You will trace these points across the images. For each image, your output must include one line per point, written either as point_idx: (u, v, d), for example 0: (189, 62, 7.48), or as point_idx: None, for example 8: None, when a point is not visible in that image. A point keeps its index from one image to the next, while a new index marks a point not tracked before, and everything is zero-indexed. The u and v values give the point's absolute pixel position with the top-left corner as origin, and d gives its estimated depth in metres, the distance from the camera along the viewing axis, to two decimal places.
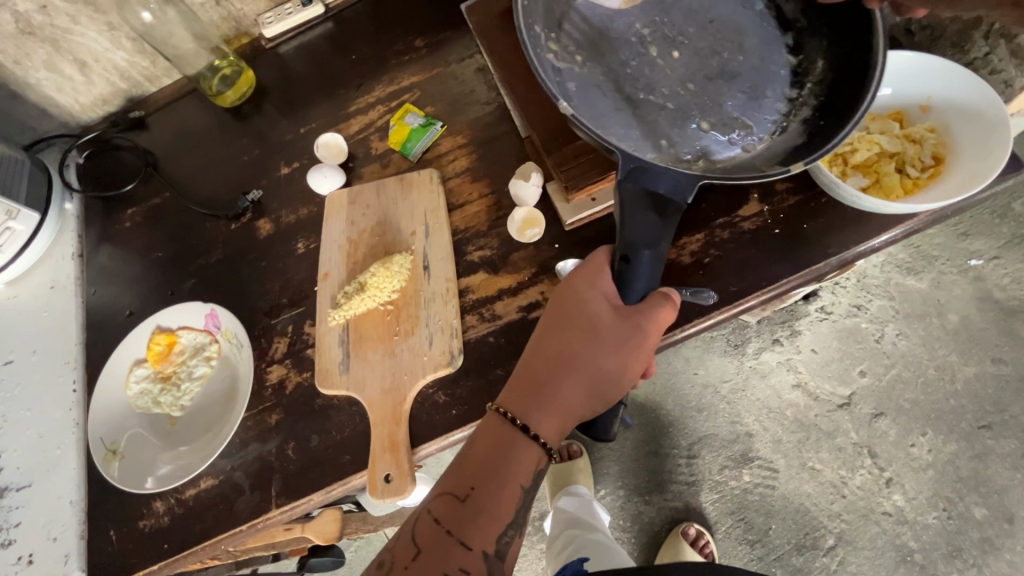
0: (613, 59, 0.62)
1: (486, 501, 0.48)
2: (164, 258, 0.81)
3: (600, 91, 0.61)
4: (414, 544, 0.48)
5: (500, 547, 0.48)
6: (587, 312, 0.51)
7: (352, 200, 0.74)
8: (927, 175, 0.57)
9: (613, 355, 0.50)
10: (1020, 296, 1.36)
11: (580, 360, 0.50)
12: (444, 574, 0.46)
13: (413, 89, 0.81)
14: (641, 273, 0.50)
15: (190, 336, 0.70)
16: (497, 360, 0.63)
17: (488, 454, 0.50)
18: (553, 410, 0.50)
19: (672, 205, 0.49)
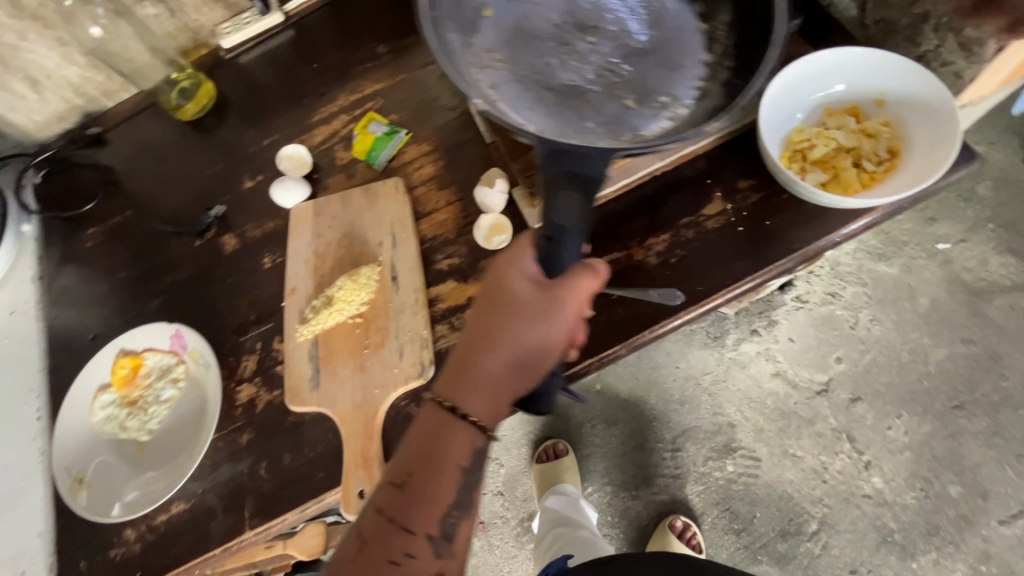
0: (537, 62, 0.64)
1: (424, 485, 0.48)
2: (128, 278, 0.79)
3: (527, 96, 0.62)
4: (358, 538, 0.47)
5: (445, 528, 0.47)
6: (511, 287, 0.49)
7: (317, 212, 0.73)
8: (883, 169, 0.58)
9: (540, 327, 0.48)
10: (987, 277, 1.39)
11: (507, 337, 0.48)
12: (390, 561, 0.46)
13: (376, 97, 0.80)
14: (562, 244, 0.49)
15: (156, 358, 0.69)
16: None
17: (422, 441, 0.48)
18: (485, 392, 0.48)
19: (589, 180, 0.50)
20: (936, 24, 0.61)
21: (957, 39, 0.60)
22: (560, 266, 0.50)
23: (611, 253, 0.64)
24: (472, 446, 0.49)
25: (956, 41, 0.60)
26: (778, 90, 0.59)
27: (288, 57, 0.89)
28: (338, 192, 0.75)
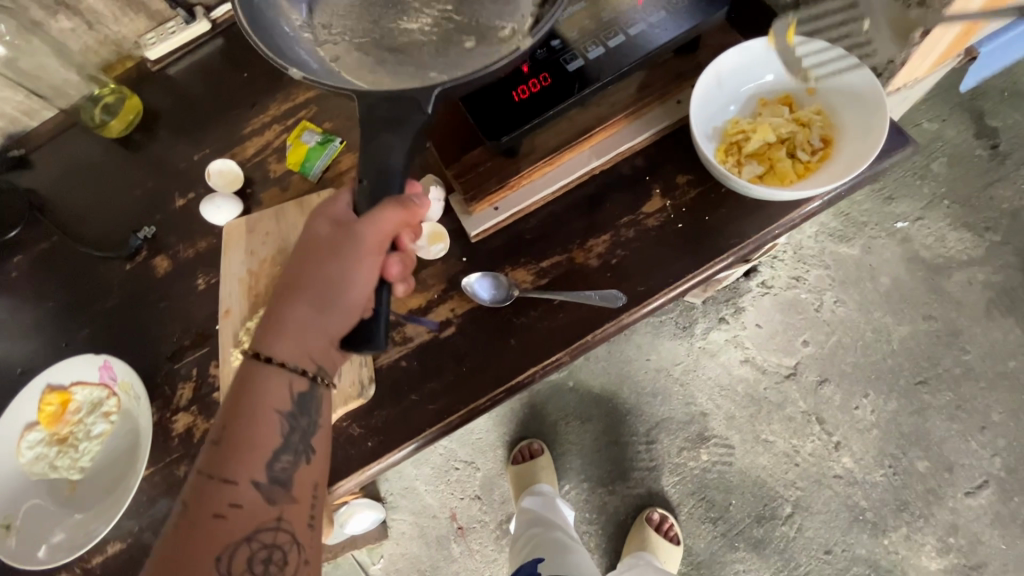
0: (386, 37, 0.63)
1: (243, 436, 0.48)
2: (56, 307, 0.74)
3: (371, 61, 0.61)
4: (182, 505, 0.47)
5: (274, 474, 0.49)
6: (316, 231, 0.52)
7: (250, 228, 0.70)
8: (818, 158, 0.57)
9: (338, 262, 0.49)
10: (944, 253, 1.41)
11: (311, 278, 0.50)
12: (211, 516, 0.46)
13: (309, 105, 0.77)
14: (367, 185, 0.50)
15: (85, 391, 0.65)
16: (410, 385, 0.60)
17: (240, 390, 0.50)
18: (295, 334, 0.50)
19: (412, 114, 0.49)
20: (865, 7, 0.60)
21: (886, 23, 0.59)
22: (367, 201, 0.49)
23: (551, 256, 0.62)
24: (289, 390, 0.50)
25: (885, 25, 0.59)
26: (705, 84, 0.58)
27: (218, 65, 0.85)
28: (272, 206, 0.72)
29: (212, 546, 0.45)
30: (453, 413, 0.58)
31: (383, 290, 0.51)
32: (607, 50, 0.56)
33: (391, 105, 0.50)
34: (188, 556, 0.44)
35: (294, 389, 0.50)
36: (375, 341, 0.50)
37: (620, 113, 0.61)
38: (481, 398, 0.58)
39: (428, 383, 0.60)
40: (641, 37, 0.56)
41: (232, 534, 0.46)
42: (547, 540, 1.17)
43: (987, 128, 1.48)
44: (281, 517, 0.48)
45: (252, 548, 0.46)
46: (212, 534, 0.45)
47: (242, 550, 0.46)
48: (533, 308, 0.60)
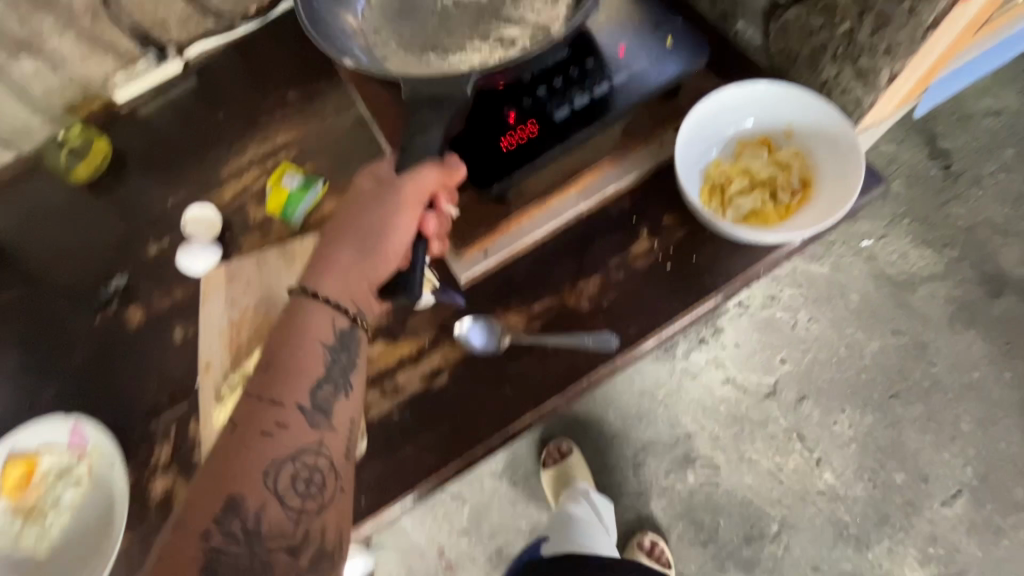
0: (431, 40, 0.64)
1: (291, 364, 0.49)
2: (18, 365, 0.70)
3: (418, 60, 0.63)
4: (229, 428, 0.47)
5: (317, 402, 0.49)
6: (360, 189, 0.54)
7: (230, 276, 0.67)
8: (798, 200, 0.59)
9: (384, 215, 0.52)
10: (908, 269, 1.47)
11: (358, 227, 0.52)
12: (260, 433, 0.46)
13: (289, 147, 0.76)
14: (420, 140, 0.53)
15: (54, 457, 0.61)
16: (403, 436, 0.59)
17: (288, 325, 0.51)
18: (341, 277, 0.52)
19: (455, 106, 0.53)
20: (833, 53, 0.63)
21: (853, 68, 0.62)
22: (410, 162, 0.53)
23: (543, 300, 0.62)
24: (332, 322, 0.51)
25: (853, 70, 0.62)
26: (689, 129, 0.59)
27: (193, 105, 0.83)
28: (254, 252, 0.69)
29: (258, 463, 0.45)
30: (449, 465, 0.57)
31: (417, 245, 0.55)
32: (592, 99, 0.57)
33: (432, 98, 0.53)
34: (234, 470, 0.44)
35: (335, 325, 0.51)
36: (410, 288, 0.55)
37: (605, 158, 0.62)
38: (478, 449, 0.57)
39: (422, 435, 0.58)
40: (624, 87, 0.57)
41: (278, 454, 0.46)
42: (566, 548, 1.17)
43: (940, 150, 1.56)
44: (322, 443, 0.48)
45: (294, 468, 0.46)
46: (259, 452, 0.45)
47: (286, 469, 0.46)
48: (527, 353, 0.60)
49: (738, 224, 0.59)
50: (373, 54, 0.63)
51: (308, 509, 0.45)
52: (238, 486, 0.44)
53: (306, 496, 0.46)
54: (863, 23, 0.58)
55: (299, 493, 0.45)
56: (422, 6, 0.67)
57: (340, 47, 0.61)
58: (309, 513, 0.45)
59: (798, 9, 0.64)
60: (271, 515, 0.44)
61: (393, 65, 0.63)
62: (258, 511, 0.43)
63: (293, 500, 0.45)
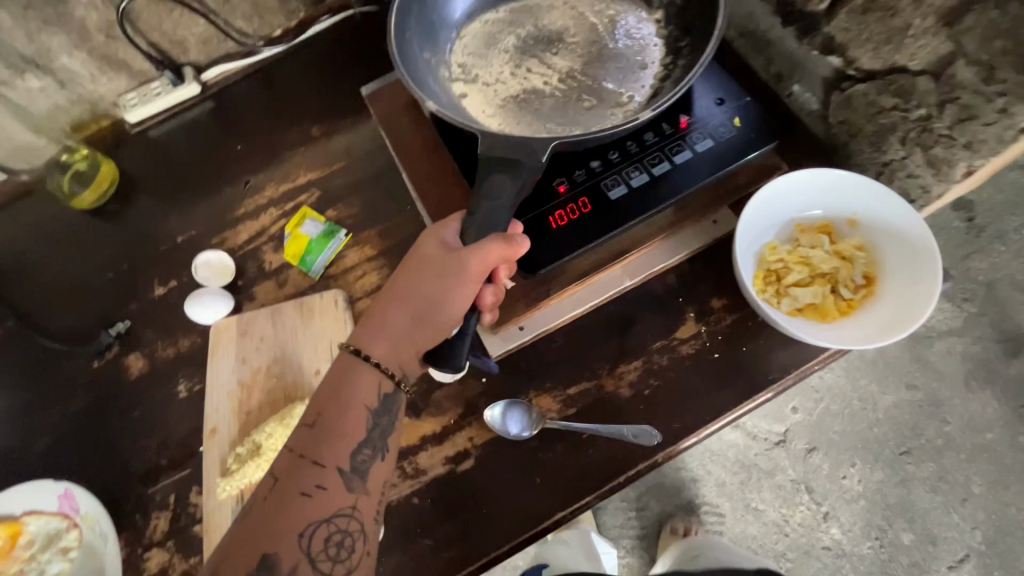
0: (503, 84, 0.58)
1: (333, 424, 0.43)
2: (6, 409, 0.65)
3: (490, 107, 0.57)
4: (267, 480, 0.42)
5: (357, 465, 0.43)
6: (427, 244, 0.48)
7: (242, 331, 0.63)
8: (861, 295, 0.55)
9: (448, 283, 0.45)
10: (925, 322, 1.45)
11: (419, 289, 0.46)
12: (296, 495, 0.41)
13: (311, 188, 0.71)
14: (494, 191, 0.46)
15: (39, 524, 0.57)
16: (423, 525, 0.54)
17: (331, 383, 0.45)
18: (392, 343, 0.46)
19: (526, 167, 0.46)
20: (904, 136, 0.59)
21: (925, 155, 0.58)
22: (477, 230, 0.46)
23: (580, 382, 0.58)
24: (377, 387, 0.45)
25: (924, 157, 0.58)
26: (750, 212, 0.56)
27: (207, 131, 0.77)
28: (268, 303, 0.65)
29: (294, 521, 0.40)
30: (472, 563, 0.53)
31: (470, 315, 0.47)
32: (651, 177, 0.53)
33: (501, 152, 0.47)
34: (268, 527, 0.40)
35: (381, 390, 0.46)
36: (455, 360, 0.47)
37: (655, 235, 0.58)
38: (503, 546, 0.53)
39: (443, 525, 0.54)
40: (687, 167, 0.53)
41: (312, 514, 0.41)
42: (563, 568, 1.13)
43: (964, 201, 1.53)
44: (356, 505, 0.42)
45: (331, 531, 0.41)
46: (295, 511, 0.40)
47: (320, 530, 0.41)
48: (560, 442, 0.56)
49: (797, 318, 0.55)
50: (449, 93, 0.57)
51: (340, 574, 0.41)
52: (272, 542, 0.39)
53: (340, 560, 0.41)
54: (944, 112, 0.54)
55: (331, 559, 0.41)
56: (501, 47, 0.61)
57: (419, 84, 0.55)
58: None
59: (869, 84, 0.60)
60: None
61: (471, 106, 0.57)
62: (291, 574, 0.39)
63: (323, 565, 0.40)
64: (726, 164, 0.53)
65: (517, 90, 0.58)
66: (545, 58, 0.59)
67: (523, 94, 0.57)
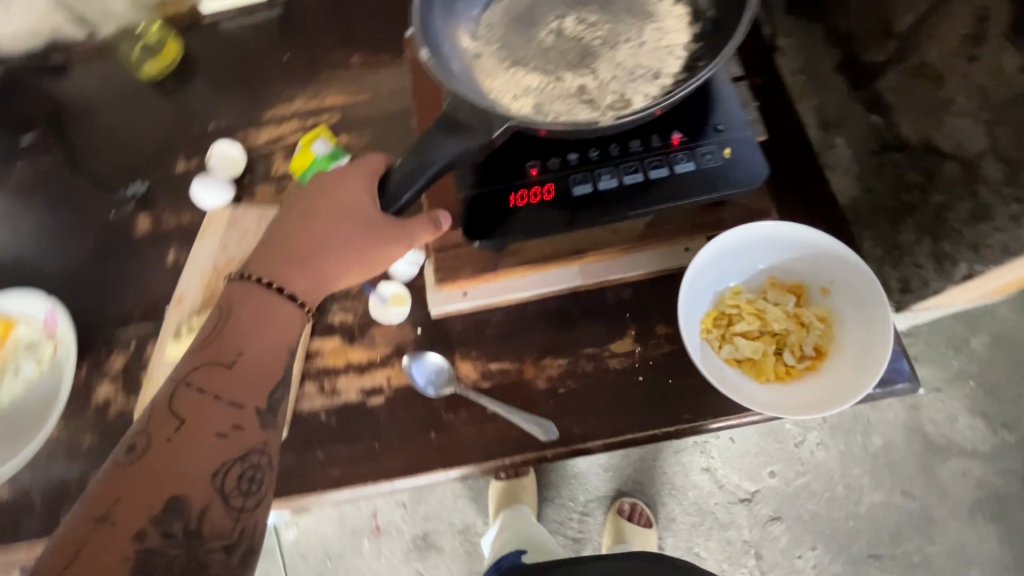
0: (518, 56, 0.58)
1: (255, 363, 0.48)
2: (40, 231, 0.75)
3: (496, 74, 0.57)
4: (174, 419, 0.43)
5: (274, 403, 0.48)
6: (345, 197, 0.52)
7: (232, 221, 0.69)
8: (805, 366, 0.52)
9: (364, 235, 0.52)
10: (949, 434, 1.32)
11: (343, 241, 0.52)
12: (211, 433, 0.44)
13: (333, 111, 0.75)
14: (440, 150, 0.48)
15: (27, 331, 0.67)
16: (320, 439, 0.59)
17: (256, 322, 0.49)
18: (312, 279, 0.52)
19: (474, 138, 0.47)
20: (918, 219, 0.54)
21: (932, 247, 0.53)
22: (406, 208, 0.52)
23: (503, 360, 0.59)
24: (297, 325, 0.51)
25: (931, 248, 0.53)
26: (716, 248, 0.54)
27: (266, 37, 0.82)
28: (261, 204, 0.70)
29: (207, 460, 0.43)
30: (350, 485, 0.57)
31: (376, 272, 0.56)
32: (620, 185, 0.53)
33: (461, 117, 0.48)
34: (180, 465, 0.42)
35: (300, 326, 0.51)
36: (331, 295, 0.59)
37: (618, 245, 0.58)
38: (380, 483, 0.57)
39: (337, 445, 0.58)
40: (658, 186, 0.52)
41: (225, 455, 0.44)
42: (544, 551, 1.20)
43: None
44: (269, 442, 0.46)
45: (241, 468, 0.44)
46: (205, 450, 0.43)
47: (234, 468, 0.44)
48: (464, 408, 0.58)
49: (728, 366, 0.53)
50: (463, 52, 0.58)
51: (250, 508, 0.43)
52: (183, 482, 0.41)
53: (248, 497, 0.43)
54: (960, 205, 0.49)
55: (243, 494, 0.43)
56: (535, 21, 0.60)
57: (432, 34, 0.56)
58: (247, 513, 0.43)
59: (902, 155, 0.55)
60: (214, 515, 0.41)
61: (479, 69, 0.58)
62: (202, 511, 0.41)
63: (235, 500, 0.43)
64: (696, 195, 0.52)
65: (529, 64, 0.57)
66: (568, 42, 0.58)
67: (532, 70, 0.57)
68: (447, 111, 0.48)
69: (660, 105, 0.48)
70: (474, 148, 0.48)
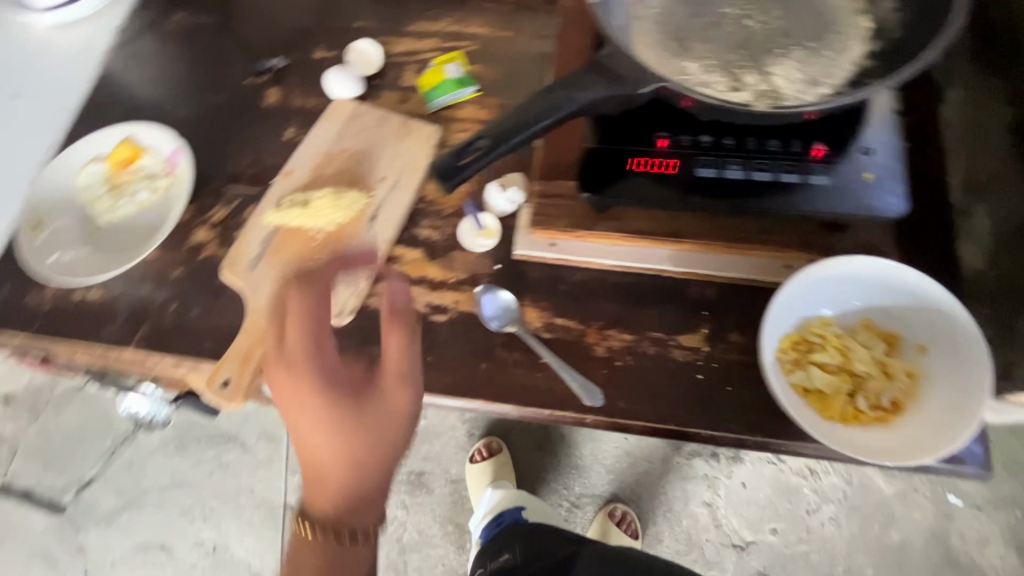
0: (683, 27, 0.57)
1: (326, 462, 0.50)
2: (182, 78, 0.81)
3: (655, 40, 0.56)
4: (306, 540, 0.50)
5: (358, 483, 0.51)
6: (300, 360, 0.50)
7: (354, 116, 0.71)
8: (874, 415, 0.50)
9: (335, 405, 0.50)
10: (975, 556, 1.25)
11: (335, 391, 0.50)
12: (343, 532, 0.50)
13: (473, 40, 0.75)
14: (582, 90, 0.48)
15: (149, 161, 0.72)
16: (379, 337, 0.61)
17: (355, 426, 0.50)
18: (326, 388, 0.50)
19: (622, 87, 0.48)
20: None
21: None
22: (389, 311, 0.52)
23: (570, 319, 0.59)
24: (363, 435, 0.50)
25: None
26: (824, 271, 0.52)
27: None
28: (383, 108, 0.72)
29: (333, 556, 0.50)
30: None
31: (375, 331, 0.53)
32: (746, 178, 0.53)
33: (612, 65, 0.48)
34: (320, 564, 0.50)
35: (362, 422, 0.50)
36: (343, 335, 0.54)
37: (719, 240, 0.57)
38: (422, 393, 0.59)
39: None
40: (785, 192, 0.52)
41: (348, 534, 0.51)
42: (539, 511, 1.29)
43: None
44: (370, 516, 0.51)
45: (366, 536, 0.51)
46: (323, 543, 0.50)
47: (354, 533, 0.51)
48: (518, 350, 0.59)
49: (795, 390, 0.51)
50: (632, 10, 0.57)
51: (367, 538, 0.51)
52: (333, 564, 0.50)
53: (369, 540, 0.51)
54: None
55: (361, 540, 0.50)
56: None
57: None
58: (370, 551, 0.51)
59: None
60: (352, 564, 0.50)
61: (640, 29, 0.56)
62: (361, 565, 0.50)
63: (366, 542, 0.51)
64: (819, 209, 0.52)
65: (690, 38, 0.56)
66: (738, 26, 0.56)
67: (692, 45, 0.55)
68: (601, 57, 0.49)
69: (817, 107, 0.47)
70: (616, 97, 0.48)
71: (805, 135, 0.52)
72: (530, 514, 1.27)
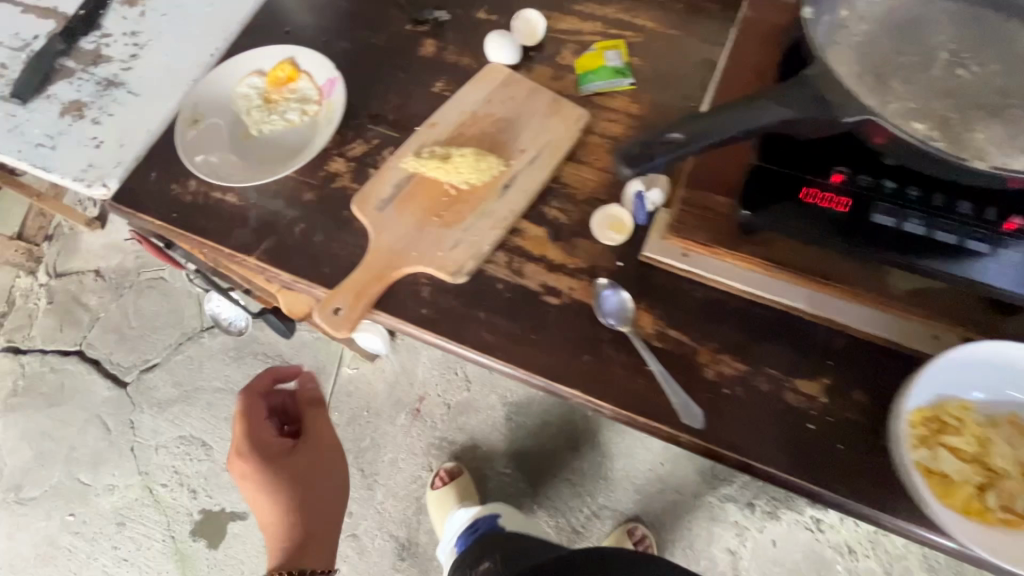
0: (888, 62, 0.52)
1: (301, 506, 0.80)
2: (346, 12, 0.83)
3: (858, 68, 0.52)
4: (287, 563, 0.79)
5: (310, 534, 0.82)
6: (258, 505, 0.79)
7: (506, 82, 0.71)
8: (1003, 516, 0.46)
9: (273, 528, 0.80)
10: None
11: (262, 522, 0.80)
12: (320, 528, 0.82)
13: (640, 31, 0.73)
14: (770, 110, 0.46)
15: (307, 86, 0.75)
16: (489, 305, 0.62)
17: (292, 465, 0.79)
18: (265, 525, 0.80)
19: (817, 115, 0.46)
20: None
21: None
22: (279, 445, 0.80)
23: (684, 334, 0.58)
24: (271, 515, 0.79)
25: None
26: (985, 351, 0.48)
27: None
28: (535, 81, 0.72)
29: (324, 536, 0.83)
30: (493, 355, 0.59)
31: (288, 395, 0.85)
32: (923, 234, 0.50)
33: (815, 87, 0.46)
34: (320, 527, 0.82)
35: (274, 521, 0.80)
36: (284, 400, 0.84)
37: (867, 294, 0.54)
38: (522, 370, 0.59)
39: (501, 318, 0.61)
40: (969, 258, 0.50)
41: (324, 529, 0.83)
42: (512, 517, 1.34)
43: None
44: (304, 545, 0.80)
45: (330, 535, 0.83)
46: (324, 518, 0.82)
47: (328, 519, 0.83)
48: (626, 351, 0.58)
49: (920, 467, 0.48)
50: (837, 30, 0.53)
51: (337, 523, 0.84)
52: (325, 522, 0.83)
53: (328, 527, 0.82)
54: None
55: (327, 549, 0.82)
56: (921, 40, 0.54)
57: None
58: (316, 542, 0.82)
59: None
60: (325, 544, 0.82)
61: (843, 54, 0.52)
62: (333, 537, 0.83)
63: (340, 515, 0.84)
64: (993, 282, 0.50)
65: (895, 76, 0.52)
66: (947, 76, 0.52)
67: (897, 84, 0.51)
68: (802, 77, 0.47)
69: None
70: (802, 121, 0.47)
71: (999, 204, 0.49)
72: (505, 521, 1.31)
